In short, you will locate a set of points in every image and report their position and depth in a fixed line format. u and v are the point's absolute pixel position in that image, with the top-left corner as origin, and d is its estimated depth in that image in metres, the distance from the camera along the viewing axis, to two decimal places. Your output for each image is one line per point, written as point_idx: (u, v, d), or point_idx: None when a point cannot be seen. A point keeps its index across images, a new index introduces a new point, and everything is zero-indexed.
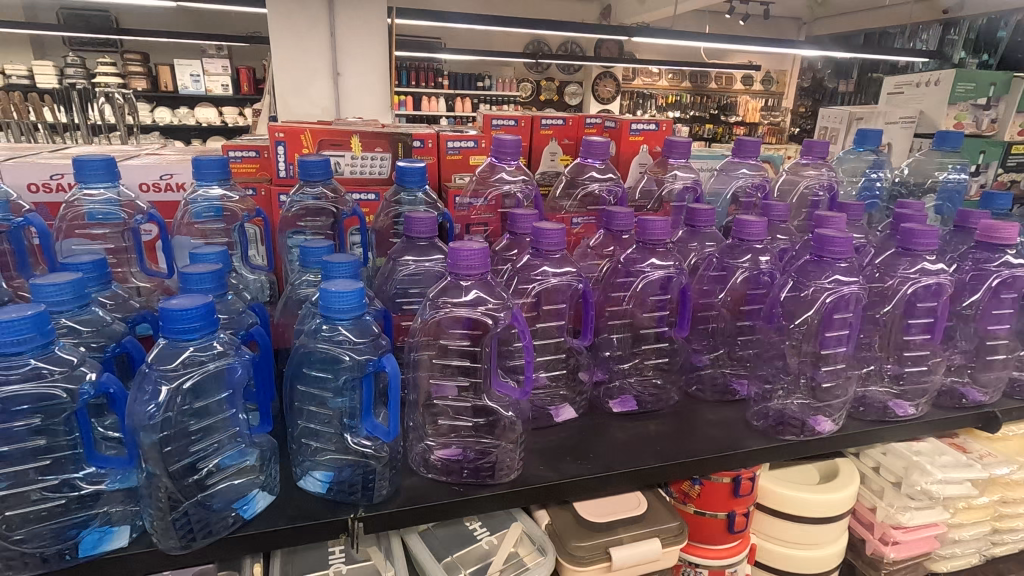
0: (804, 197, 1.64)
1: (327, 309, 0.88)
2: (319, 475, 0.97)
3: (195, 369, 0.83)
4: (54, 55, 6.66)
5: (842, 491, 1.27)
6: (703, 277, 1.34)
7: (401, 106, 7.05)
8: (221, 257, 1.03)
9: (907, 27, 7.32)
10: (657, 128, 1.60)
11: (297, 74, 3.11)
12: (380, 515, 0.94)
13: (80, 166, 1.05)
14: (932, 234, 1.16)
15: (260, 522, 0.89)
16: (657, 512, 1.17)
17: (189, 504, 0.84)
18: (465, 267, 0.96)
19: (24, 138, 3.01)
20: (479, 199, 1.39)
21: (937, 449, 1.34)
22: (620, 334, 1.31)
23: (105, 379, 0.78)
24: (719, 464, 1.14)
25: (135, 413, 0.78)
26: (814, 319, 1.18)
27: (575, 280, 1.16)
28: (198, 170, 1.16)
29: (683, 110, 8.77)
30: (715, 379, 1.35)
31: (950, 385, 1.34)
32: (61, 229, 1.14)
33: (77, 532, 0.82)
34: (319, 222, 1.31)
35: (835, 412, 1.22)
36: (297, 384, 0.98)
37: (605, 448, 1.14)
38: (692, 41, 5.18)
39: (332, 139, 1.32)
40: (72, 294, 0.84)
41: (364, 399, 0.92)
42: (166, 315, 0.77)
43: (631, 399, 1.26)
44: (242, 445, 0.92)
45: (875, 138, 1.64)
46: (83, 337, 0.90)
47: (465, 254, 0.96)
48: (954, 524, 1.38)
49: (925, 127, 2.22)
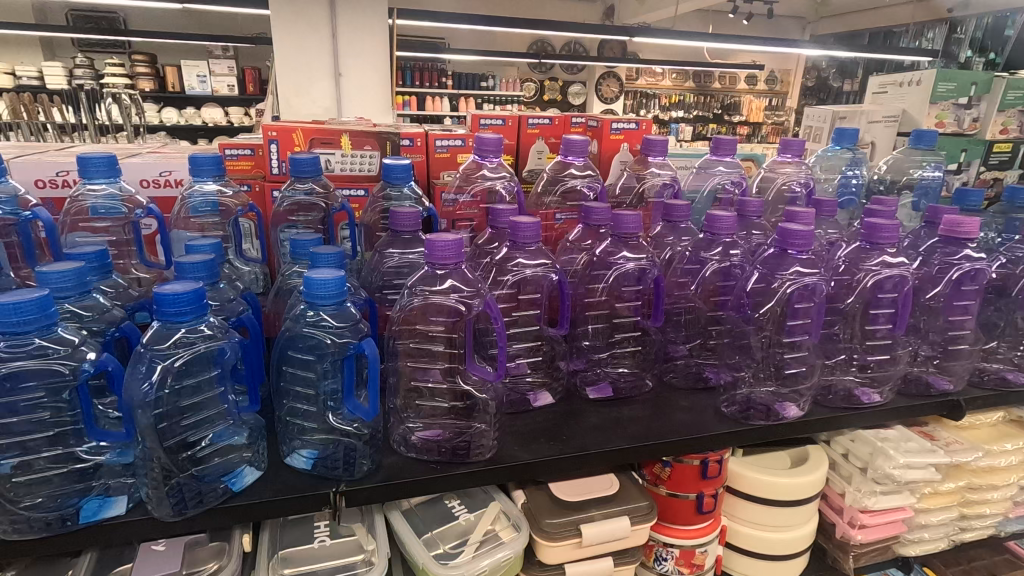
0: (781, 193, 1.69)
1: (310, 296, 0.94)
2: (304, 452, 1.03)
3: (185, 349, 0.90)
4: (64, 56, 6.79)
5: (809, 475, 1.33)
6: (676, 270, 1.40)
7: (405, 106, 7.13)
8: (214, 248, 1.10)
9: (910, 26, 7.33)
10: (637, 126, 1.64)
11: (299, 74, 3.18)
12: (361, 490, 1.00)
13: (84, 163, 1.12)
14: (894, 228, 1.22)
15: (248, 495, 0.95)
16: (628, 492, 1.23)
17: (182, 475, 0.91)
18: (441, 257, 1.02)
19: (36, 137, 3.11)
20: (463, 194, 1.46)
21: (904, 436, 1.39)
22: (596, 324, 1.36)
23: (104, 358, 0.85)
24: (687, 447, 1.20)
25: (131, 390, 0.84)
26: (777, 308, 1.23)
27: (550, 271, 1.22)
28: (194, 166, 1.22)
29: (685, 109, 8.79)
30: (689, 367, 1.41)
31: (916, 374, 1.39)
32: (65, 223, 1.21)
33: (78, 500, 0.88)
34: (311, 217, 1.37)
35: (802, 398, 1.27)
36: (284, 366, 1.05)
37: (579, 430, 1.20)
38: (691, 41, 5.20)
39: (323, 138, 1.39)
40: (74, 281, 0.91)
41: (346, 380, 0.97)
42: (159, 300, 0.84)
43: (606, 386, 1.31)
44: (231, 423, 0.98)
45: (851, 136, 1.69)
46: (85, 322, 0.97)
47: (440, 245, 1.02)
48: (921, 509, 1.43)
49: (907, 125, 2.26)
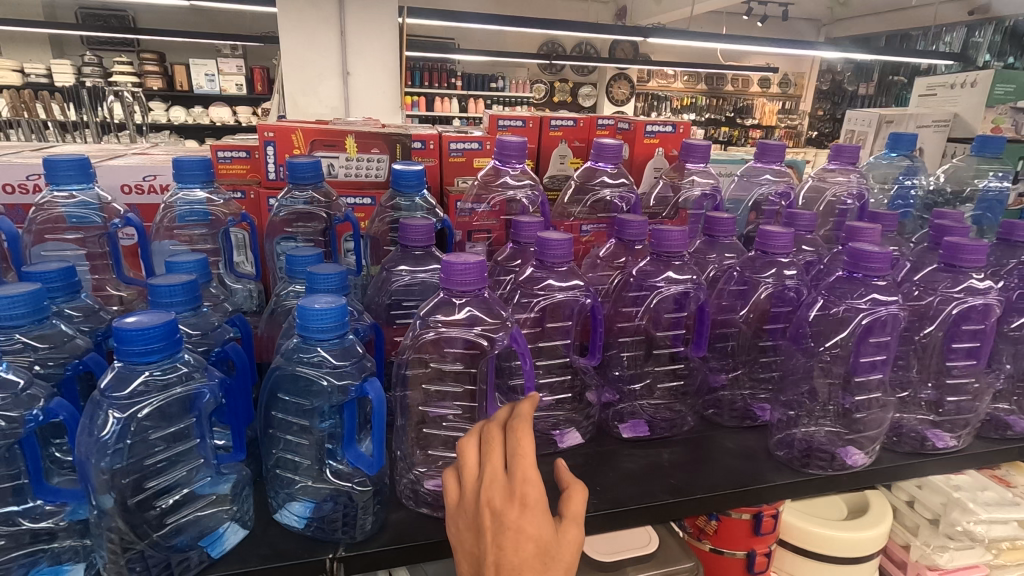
0: (832, 205, 1.54)
1: (305, 329, 0.79)
2: (296, 508, 0.88)
3: (157, 392, 0.75)
4: (73, 54, 6.71)
5: (874, 528, 1.18)
6: (722, 292, 1.25)
7: (414, 107, 7.00)
8: (198, 267, 0.95)
9: (932, 29, 7.16)
10: (674, 130, 1.48)
11: (306, 73, 3.04)
12: (362, 554, 0.84)
13: (50, 166, 0.97)
14: (981, 249, 1.05)
15: (228, 562, 0.81)
16: (669, 549, 1.14)
17: (144, 544, 0.76)
18: (460, 282, 0.87)
19: (33, 136, 2.98)
20: (481, 204, 1.30)
21: (978, 484, 1.25)
22: (632, 352, 1.22)
23: (54, 404, 0.71)
24: (737, 501, 1.04)
25: (84, 444, 0.70)
26: (847, 340, 1.08)
27: (583, 295, 1.08)
28: (178, 170, 1.07)
29: (699, 112, 8.60)
30: (734, 402, 1.22)
31: (994, 413, 1.22)
32: (31, 232, 1.08)
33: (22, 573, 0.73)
34: (311, 228, 1.22)
35: (869, 444, 1.11)
36: (273, 411, 0.89)
37: (615, 479, 1.04)
38: (709, 41, 5.04)
39: (325, 140, 1.25)
40: (28, 308, 0.76)
41: (346, 426, 0.83)
42: (121, 337, 0.69)
43: (642, 423, 1.15)
44: (211, 476, 0.83)
45: (910, 143, 1.53)
46: (40, 355, 0.82)
47: (459, 268, 0.87)
48: (996, 565, 1.27)
49: (959, 131, 2.12)
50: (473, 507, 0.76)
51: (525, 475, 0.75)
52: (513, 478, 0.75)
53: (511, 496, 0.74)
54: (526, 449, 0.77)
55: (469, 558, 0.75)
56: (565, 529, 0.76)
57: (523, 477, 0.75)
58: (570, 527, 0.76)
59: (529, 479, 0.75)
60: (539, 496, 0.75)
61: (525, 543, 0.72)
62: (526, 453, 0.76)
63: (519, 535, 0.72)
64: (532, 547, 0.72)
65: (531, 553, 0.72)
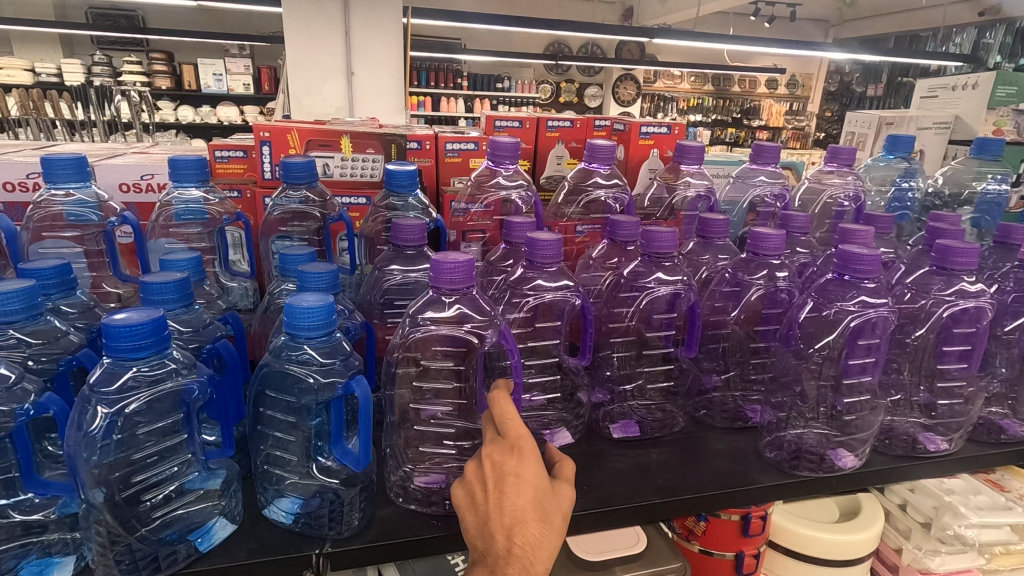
0: (828, 207, 1.54)
1: (292, 326, 0.80)
2: (285, 504, 0.89)
3: (145, 387, 0.77)
4: (83, 54, 6.78)
5: (865, 530, 1.18)
6: (714, 293, 1.25)
7: (420, 107, 7.01)
8: (191, 265, 0.96)
9: (942, 30, 7.11)
10: (669, 131, 1.49)
11: (310, 73, 3.06)
12: (348, 551, 0.85)
13: (48, 165, 0.99)
14: (973, 252, 1.05)
15: (215, 556, 0.82)
16: (658, 550, 1.15)
17: (133, 537, 0.78)
18: (448, 281, 0.88)
19: (42, 135, 3.02)
20: (475, 205, 1.30)
21: (971, 488, 1.25)
22: (624, 352, 1.21)
23: (44, 399, 0.72)
24: (726, 501, 1.04)
25: (72, 438, 0.72)
26: (837, 343, 1.08)
27: (573, 295, 1.07)
28: (174, 170, 1.09)
29: (705, 113, 8.57)
30: (725, 404, 1.23)
31: (987, 417, 1.22)
32: (29, 230, 1.09)
33: (13, 563, 0.75)
34: (307, 227, 1.22)
35: (859, 446, 1.10)
36: (262, 408, 0.90)
37: (604, 479, 1.04)
38: (715, 42, 5.02)
39: (320, 140, 1.26)
40: (22, 304, 0.77)
41: (333, 423, 0.84)
42: (108, 333, 0.70)
43: (633, 423, 1.15)
44: (200, 470, 0.85)
45: (907, 145, 1.53)
46: (33, 350, 0.83)
47: (448, 267, 0.87)
48: (989, 569, 1.27)
49: (960, 133, 2.10)
50: (475, 467, 0.81)
51: (519, 429, 0.81)
52: (507, 433, 0.81)
53: (507, 448, 0.80)
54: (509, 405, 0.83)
55: (472, 509, 0.78)
56: (560, 486, 0.82)
57: (516, 431, 0.81)
58: (563, 484, 0.83)
59: (521, 432, 0.81)
60: (532, 447, 0.80)
61: (524, 487, 0.77)
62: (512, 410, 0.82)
63: (519, 480, 0.77)
64: (531, 491, 0.77)
65: (530, 496, 0.76)
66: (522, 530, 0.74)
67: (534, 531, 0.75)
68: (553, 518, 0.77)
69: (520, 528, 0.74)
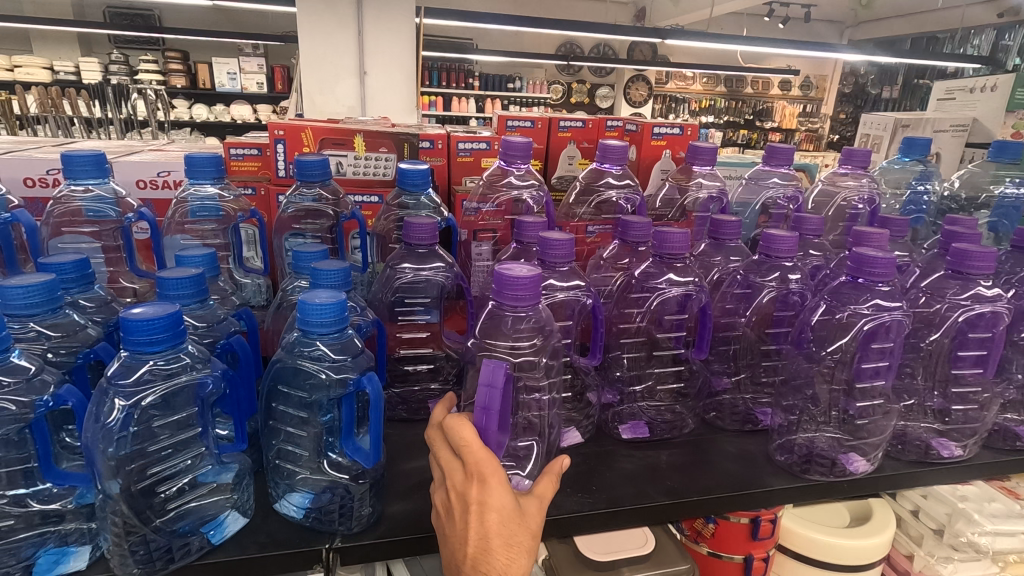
0: (842, 209, 1.52)
1: (305, 324, 0.81)
2: (296, 499, 0.90)
3: (161, 380, 0.78)
4: (100, 52, 6.89)
5: (876, 536, 1.17)
6: (726, 295, 1.25)
7: (431, 107, 7.04)
8: (206, 261, 0.98)
9: (960, 32, 7.05)
10: (682, 132, 1.48)
11: (324, 72, 3.08)
12: (358, 546, 0.86)
13: (67, 161, 1.00)
14: (989, 256, 1.03)
15: (228, 549, 0.83)
16: (665, 551, 1.15)
17: (149, 529, 0.79)
18: (512, 296, 0.90)
19: (60, 132, 3.06)
20: (487, 204, 1.30)
21: (986, 495, 1.23)
22: (634, 353, 1.20)
23: (64, 391, 0.73)
24: (736, 504, 1.04)
25: (91, 430, 0.73)
26: (850, 347, 1.07)
27: (585, 295, 1.09)
28: (189, 167, 1.11)
29: (717, 114, 8.52)
30: (735, 405, 1.22)
31: (1002, 424, 1.20)
32: (49, 226, 1.12)
33: (33, 552, 0.77)
34: (320, 225, 1.24)
35: (872, 451, 1.11)
36: (275, 403, 0.91)
37: (613, 480, 1.04)
38: (727, 43, 4.98)
39: (334, 138, 1.27)
40: (43, 297, 0.79)
41: (343, 419, 0.85)
42: (127, 326, 0.71)
43: (642, 424, 1.14)
44: (214, 464, 0.86)
45: (923, 148, 1.52)
46: (52, 343, 0.85)
47: (513, 282, 0.90)
48: None
49: (978, 136, 2.08)
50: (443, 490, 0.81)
51: (477, 456, 0.78)
52: (468, 460, 0.79)
53: (468, 475, 0.78)
54: (469, 432, 0.80)
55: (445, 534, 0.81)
56: (528, 502, 0.81)
57: (473, 459, 0.78)
58: (533, 499, 0.81)
59: (481, 458, 0.78)
60: (495, 472, 0.78)
61: (487, 514, 0.76)
62: (471, 437, 0.80)
63: (481, 508, 0.76)
64: (496, 517, 0.76)
65: (495, 522, 0.76)
66: (487, 558, 0.75)
67: (500, 558, 0.75)
68: (519, 541, 0.77)
69: (484, 556, 0.75)
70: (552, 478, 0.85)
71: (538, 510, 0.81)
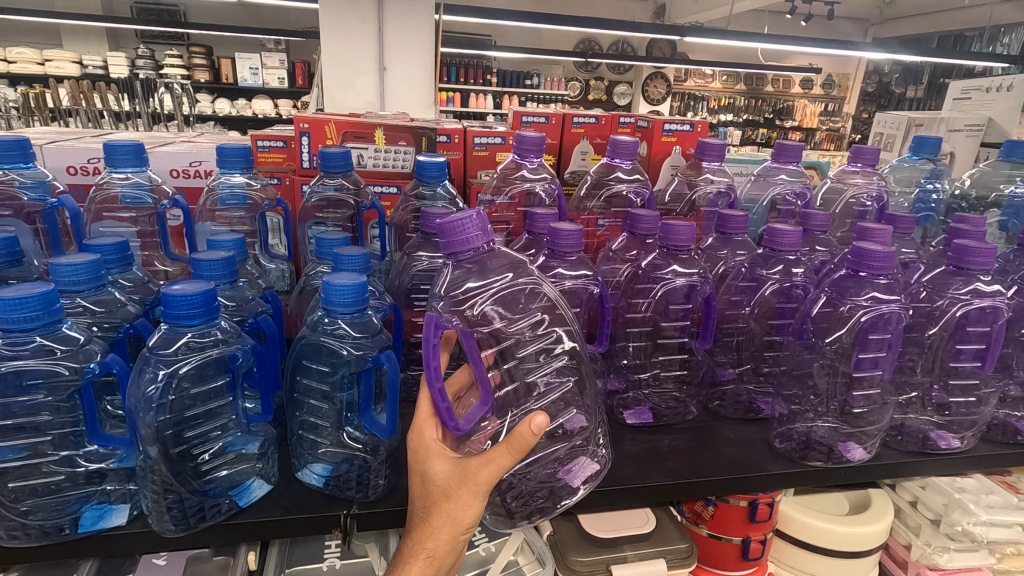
0: (850, 206, 1.55)
1: (328, 303, 0.87)
2: (317, 468, 0.96)
3: (196, 353, 0.84)
4: (127, 47, 7.05)
5: (875, 523, 1.20)
6: (730, 287, 1.28)
7: (449, 103, 7.08)
8: (237, 245, 1.04)
9: (989, 30, 6.94)
10: (692, 128, 1.53)
11: (344, 68, 3.15)
12: (372, 513, 0.91)
13: (109, 150, 1.07)
14: (990, 252, 1.06)
15: (254, 512, 0.89)
16: (666, 532, 1.21)
17: (184, 489, 0.85)
18: (460, 241, 0.80)
19: (91, 124, 3.15)
20: (501, 196, 1.36)
21: (984, 487, 1.27)
22: (639, 342, 1.23)
23: (110, 359, 0.79)
24: (735, 486, 1.08)
25: (135, 395, 0.79)
26: (847, 338, 1.10)
27: (592, 283, 1.11)
28: (221, 157, 1.17)
29: (737, 112, 8.44)
30: (738, 396, 1.27)
31: (1002, 418, 1.24)
32: (90, 211, 1.20)
33: (78, 507, 0.84)
34: (341, 214, 1.30)
35: (869, 439, 1.14)
36: (298, 377, 0.98)
37: (617, 460, 1.08)
38: (746, 41, 4.94)
39: (356, 131, 1.32)
40: (88, 276, 0.85)
41: (363, 392, 0.92)
42: (168, 300, 0.78)
43: (646, 410, 1.19)
44: (242, 433, 0.92)
45: (935, 147, 1.54)
46: (97, 318, 0.93)
47: (456, 227, 0.80)
48: (999, 570, 1.29)
49: (994, 135, 2.10)
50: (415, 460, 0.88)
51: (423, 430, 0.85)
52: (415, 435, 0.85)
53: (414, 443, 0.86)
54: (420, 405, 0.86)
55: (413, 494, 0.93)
56: (474, 470, 0.80)
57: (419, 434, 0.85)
58: (478, 469, 0.80)
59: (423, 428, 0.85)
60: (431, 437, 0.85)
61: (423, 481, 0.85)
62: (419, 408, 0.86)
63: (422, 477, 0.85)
64: (438, 489, 0.83)
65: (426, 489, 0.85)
66: (424, 518, 0.86)
67: (439, 526, 0.85)
68: (438, 505, 0.84)
69: (425, 523, 0.86)
70: (511, 451, 0.78)
71: (481, 479, 0.81)
